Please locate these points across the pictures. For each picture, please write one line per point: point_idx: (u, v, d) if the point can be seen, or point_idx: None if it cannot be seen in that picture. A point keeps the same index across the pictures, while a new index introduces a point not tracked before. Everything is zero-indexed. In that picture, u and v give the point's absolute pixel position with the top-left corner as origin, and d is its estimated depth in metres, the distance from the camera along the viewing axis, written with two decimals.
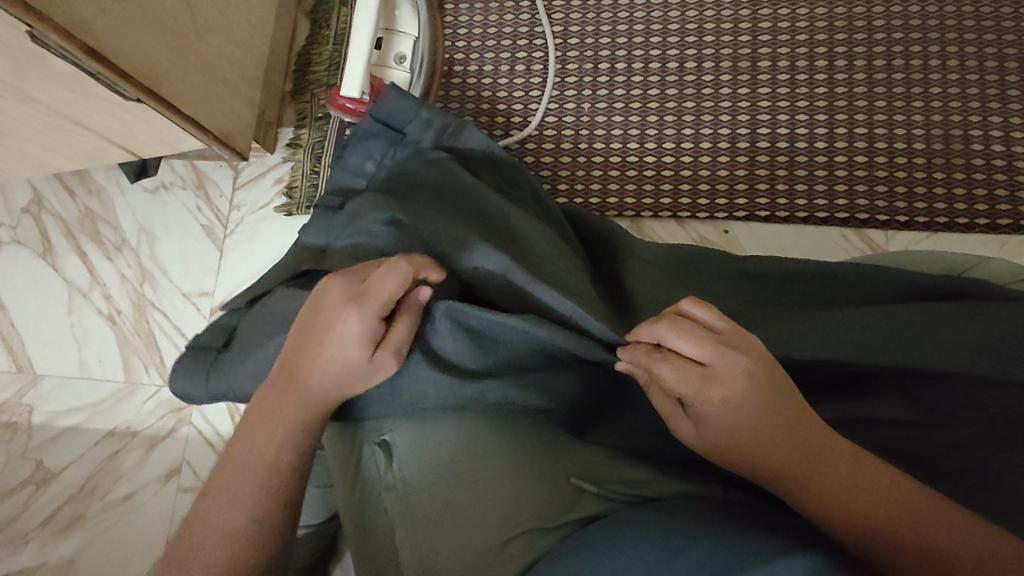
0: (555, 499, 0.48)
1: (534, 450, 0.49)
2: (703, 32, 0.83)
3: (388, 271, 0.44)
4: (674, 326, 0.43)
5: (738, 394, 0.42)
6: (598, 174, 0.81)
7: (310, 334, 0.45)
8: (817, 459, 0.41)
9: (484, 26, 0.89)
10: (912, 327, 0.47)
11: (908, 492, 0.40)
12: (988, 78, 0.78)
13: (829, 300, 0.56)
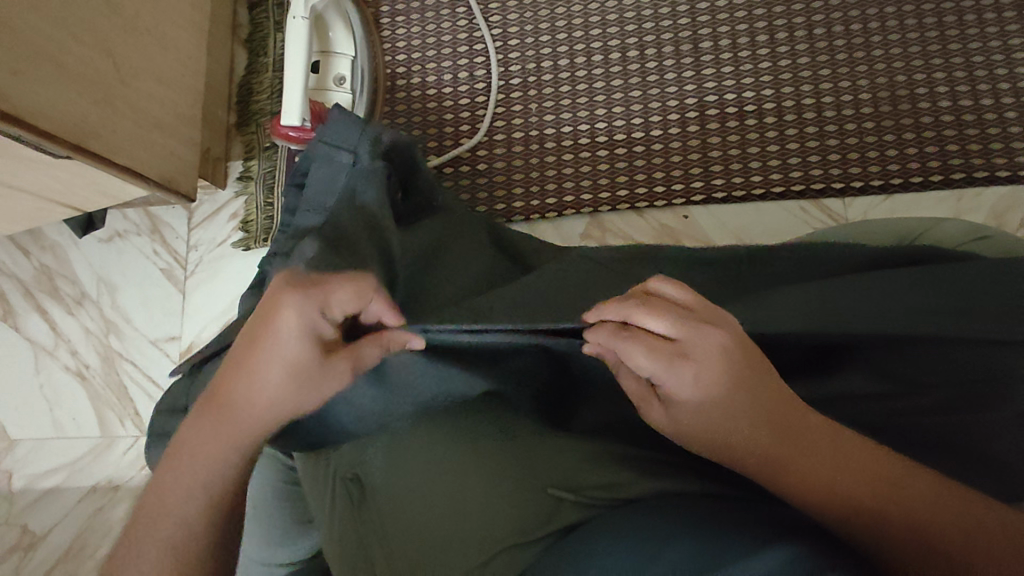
0: (532, 512, 0.47)
1: (505, 463, 0.49)
2: (642, 19, 0.82)
3: (346, 283, 0.43)
4: (644, 303, 0.41)
5: (710, 373, 0.41)
6: (553, 173, 0.80)
7: (259, 316, 0.45)
8: (797, 443, 0.40)
9: (423, 37, 0.88)
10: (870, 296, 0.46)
11: (891, 467, 0.39)
12: (929, 35, 0.78)
13: (788, 275, 0.55)
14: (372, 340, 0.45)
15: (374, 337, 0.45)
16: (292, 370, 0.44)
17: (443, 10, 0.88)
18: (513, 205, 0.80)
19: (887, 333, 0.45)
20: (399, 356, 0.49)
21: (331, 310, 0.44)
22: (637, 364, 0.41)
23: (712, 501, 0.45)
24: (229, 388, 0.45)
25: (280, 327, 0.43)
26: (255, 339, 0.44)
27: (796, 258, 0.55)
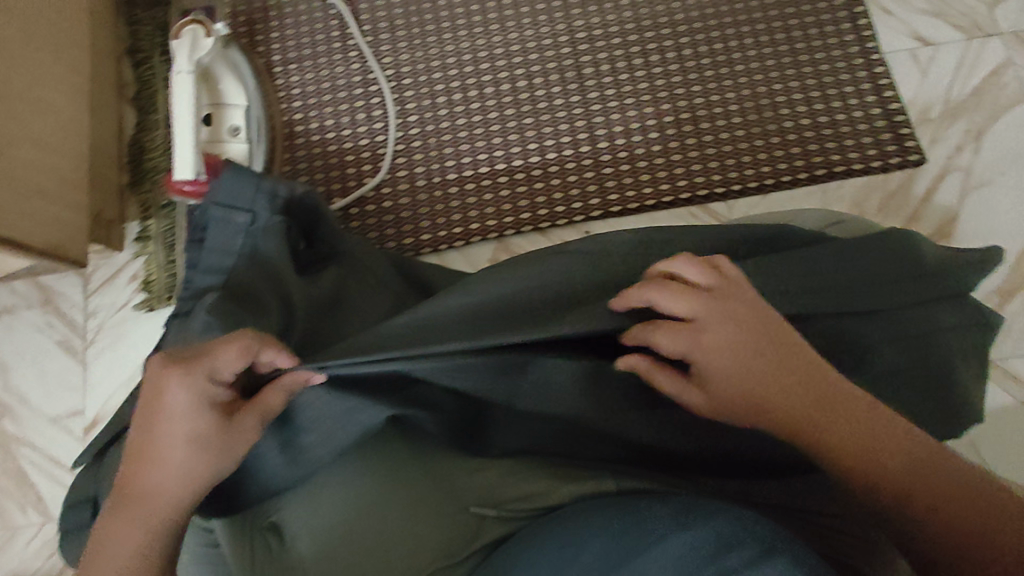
0: (459, 532, 0.50)
1: (431, 490, 0.52)
2: (528, 51, 0.87)
3: (226, 342, 0.44)
4: (664, 286, 0.47)
5: (722, 337, 0.47)
6: (457, 203, 0.83)
7: (148, 404, 0.44)
8: (835, 414, 0.45)
9: (318, 83, 0.89)
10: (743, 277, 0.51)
11: (914, 443, 0.45)
12: (781, 49, 0.87)
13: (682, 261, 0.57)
14: (272, 389, 0.45)
15: (273, 386, 0.45)
16: (198, 445, 0.44)
17: (336, 55, 0.90)
18: (422, 238, 0.82)
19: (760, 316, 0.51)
20: (309, 395, 0.47)
21: (219, 373, 0.44)
22: (665, 349, 0.46)
23: (623, 498, 0.48)
24: (135, 482, 0.43)
25: (171, 407, 0.43)
26: (150, 426, 0.44)
27: (686, 244, 0.58)
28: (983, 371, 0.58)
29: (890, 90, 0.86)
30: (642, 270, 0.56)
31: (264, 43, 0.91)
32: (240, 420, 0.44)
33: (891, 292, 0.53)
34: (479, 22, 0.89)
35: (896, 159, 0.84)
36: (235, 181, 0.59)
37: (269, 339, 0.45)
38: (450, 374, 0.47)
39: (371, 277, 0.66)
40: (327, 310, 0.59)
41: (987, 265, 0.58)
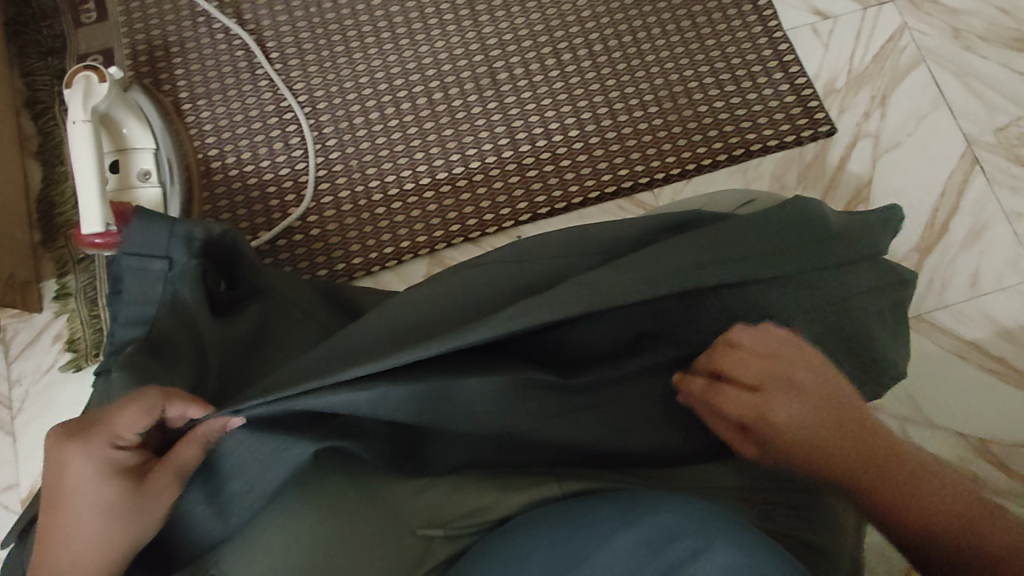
0: (408, 558, 0.47)
1: (376, 515, 0.48)
2: (440, 63, 0.88)
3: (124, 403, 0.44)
4: (763, 338, 0.48)
5: (789, 407, 0.47)
6: (385, 223, 0.82)
7: (53, 478, 0.44)
8: (854, 447, 0.46)
9: (230, 115, 0.87)
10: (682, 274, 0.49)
11: (916, 466, 0.46)
12: (687, 36, 0.89)
13: (600, 259, 0.57)
14: (185, 441, 0.44)
15: (186, 439, 0.45)
16: (111, 515, 0.43)
17: (246, 86, 0.88)
18: (354, 262, 0.81)
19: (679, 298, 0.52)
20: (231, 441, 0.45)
21: (121, 436, 0.44)
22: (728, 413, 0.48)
23: (574, 500, 0.48)
24: (49, 559, 0.42)
25: (74, 479, 0.43)
26: (58, 499, 0.43)
27: (602, 239, 0.58)
28: (901, 331, 0.60)
29: (796, 66, 0.88)
30: (565, 266, 0.56)
31: (169, 81, 0.88)
32: (153, 480, 0.44)
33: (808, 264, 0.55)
34: (388, 38, 0.89)
35: (808, 131, 0.86)
36: (147, 229, 0.57)
37: (172, 393, 0.45)
38: (376, 403, 0.44)
39: (298, 309, 0.65)
40: (251, 351, 0.58)
41: (891, 221, 0.60)
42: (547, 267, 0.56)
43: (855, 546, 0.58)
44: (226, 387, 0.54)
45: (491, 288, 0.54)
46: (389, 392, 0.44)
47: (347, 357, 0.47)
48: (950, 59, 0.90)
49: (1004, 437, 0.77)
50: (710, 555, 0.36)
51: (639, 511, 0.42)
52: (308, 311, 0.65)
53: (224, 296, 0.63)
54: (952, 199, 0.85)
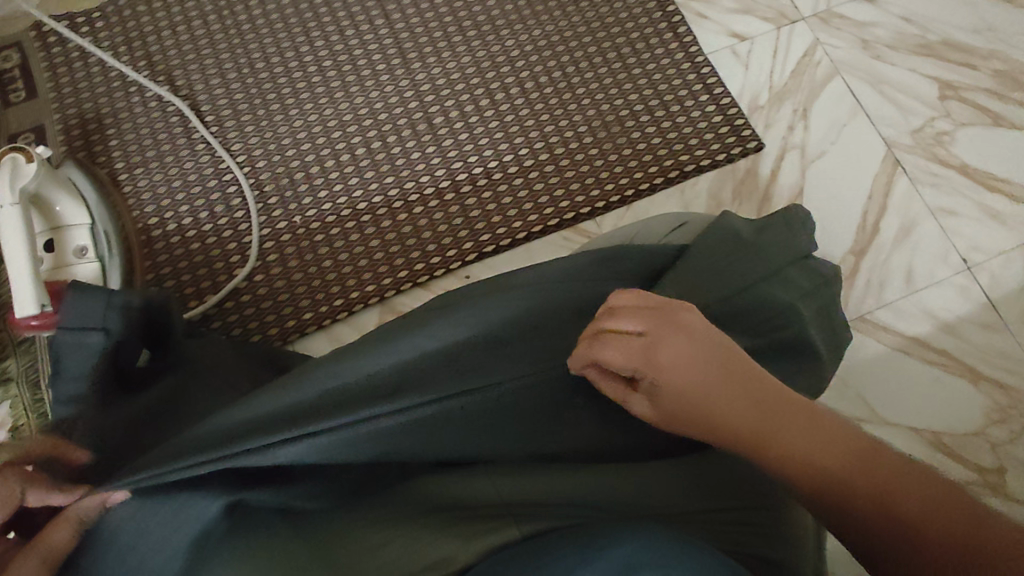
0: None
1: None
2: (376, 113, 0.89)
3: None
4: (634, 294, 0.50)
5: (678, 350, 0.47)
6: (333, 276, 0.82)
7: None
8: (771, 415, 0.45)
9: (168, 183, 0.87)
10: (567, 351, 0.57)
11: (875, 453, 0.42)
12: (614, 67, 0.92)
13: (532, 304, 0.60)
14: (55, 524, 0.45)
15: (57, 523, 0.45)
16: None
17: (182, 151, 0.88)
18: (304, 317, 0.81)
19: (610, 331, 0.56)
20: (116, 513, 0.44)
21: None
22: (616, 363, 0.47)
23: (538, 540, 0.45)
24: None
25: None
26: None
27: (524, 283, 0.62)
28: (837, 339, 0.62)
29: (720, 87, 0.92)
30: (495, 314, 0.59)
31: (104, 152, 0.88)
32: (18, 567, 0.44)
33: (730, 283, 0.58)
34: (323, 92, 0.90)
35: (737, 148, 0.89)
36: (83, 300, 0.57)
37: (48, 474, 0.48)
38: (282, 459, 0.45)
39: (223, 373, 0.66)
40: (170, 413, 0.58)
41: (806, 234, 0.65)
42: (469, 323, 0.58)
43: (816, 557, 0.58)
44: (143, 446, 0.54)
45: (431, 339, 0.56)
46: (300, 451, 0.45)
47: (254, 421, 0.47)
48: (863, 68, 0.95)
49: (954, 426, 0.79)
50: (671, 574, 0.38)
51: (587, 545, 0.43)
52: (225, 372, 0.66)
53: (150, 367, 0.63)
54: (880, 200, 0.88)
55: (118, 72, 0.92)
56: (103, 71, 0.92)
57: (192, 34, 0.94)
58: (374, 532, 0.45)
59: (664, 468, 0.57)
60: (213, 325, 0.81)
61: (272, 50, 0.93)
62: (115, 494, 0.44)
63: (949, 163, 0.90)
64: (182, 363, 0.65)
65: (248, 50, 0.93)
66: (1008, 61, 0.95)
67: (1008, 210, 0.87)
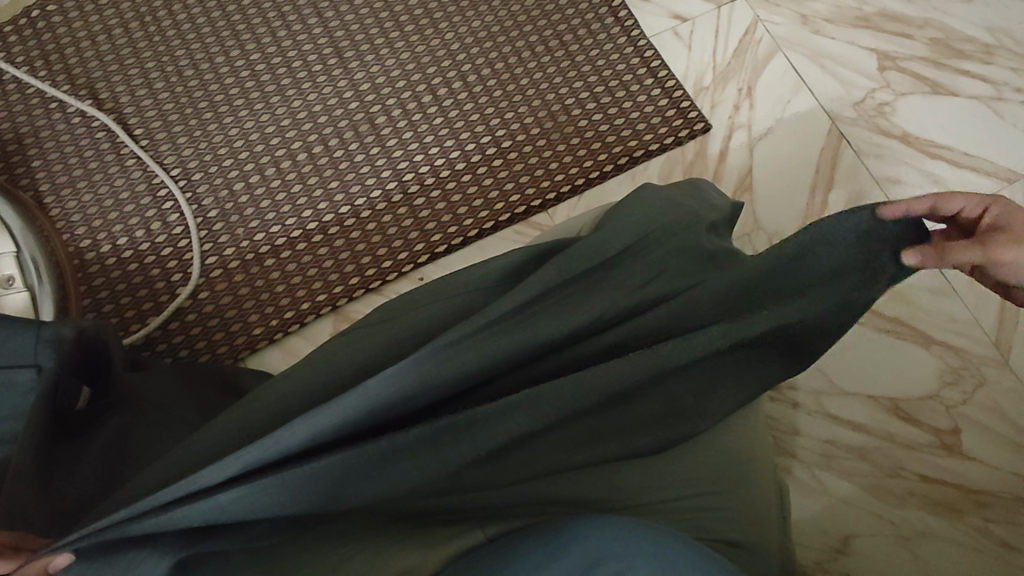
0: None
1: None
2: (315, 115, 0.86)
3: None
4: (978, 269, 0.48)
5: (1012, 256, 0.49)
6: (282, 287, 0.80)
7: None
8: None
9: (98, 202, 0.83)
10: (521, 322, 0.50)
11: None
12: (558, 55, 0.91)
13: (478, 301, 0.56)
14: None
15: None
16: None
17: (112, 168, 0.84)
18: (254, 333, 0.78)
19: (567, 325, 0.51)
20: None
21: None
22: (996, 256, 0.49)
23: (498, 540, 0.47)
24: None
25: None
26: None
27: (474, 280, 0.58)
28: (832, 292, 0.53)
29: (664, 70, 0.91)
30: (440, 316, 0.56)
31: (26, 174, 0.83)
32: None
33: (659, 261, 0.58)
34: (258, 98, 0.87)
35: (685, 131, 0.89)
36: (9, 338, 0.55)
37: None
38: (219, 512, 0.41)
39: (170, 401, 0.63)
40: (117, 455, 0.55)
41: (727, 218, 0.67)
42: (413, 329, 0.55)
43: (780, 531, 0.59)
44: (86, 496, 0.51)
45: (367, 356, 0.53)
46: (235, 502, 0.41)
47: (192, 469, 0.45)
48: (804, 43, 0.95)
49: (909, 391, 0.80)
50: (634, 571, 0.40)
51: (552, 540, 0.43)
52: (176, 400, 0.64)
53: (84, 410, 0.59)
54: (827, 174, 0.89)
55: (36, 88, 0.87)
56: (20, 88, 0.87)
57: (115, 44, 0.89)
58: (338, 548, 0.45)
59: (638, 462, 0.55)
60: (158, 348, 0.77)
61: (200, 56, 0.89)
62: (55, 559, 0.44)
63: (892, 134, 0.91)
64: (121, 402, 0.61)
65: (174, 56, 0.89)
66: (943, 29, 0.96)
67: (951, 176, 0.89)
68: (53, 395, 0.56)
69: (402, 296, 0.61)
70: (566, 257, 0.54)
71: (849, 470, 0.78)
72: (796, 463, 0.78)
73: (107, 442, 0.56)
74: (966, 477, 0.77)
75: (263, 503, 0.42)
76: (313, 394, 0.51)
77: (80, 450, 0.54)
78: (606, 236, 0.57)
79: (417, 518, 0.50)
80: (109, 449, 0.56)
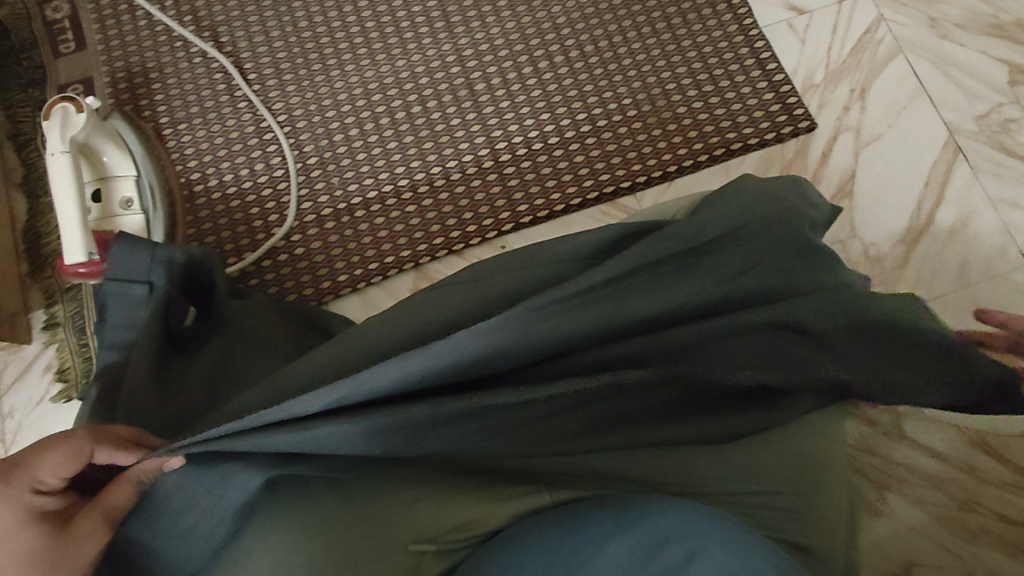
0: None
1: (366, 532, 0.47)
2: (417, 77, 0.88)
3: (52, 449, 0.44)
4: None
5: None
6: (369, 238, 0.83)
7: None
8: None
9: (210, 139, 0.87)
10: (609, 297, 0.50)
11: None
12: (663, 38, 0.89)
13: (569, 272, 0.57)
14: (117, 484, 0.45)
15: (118, 481, 0.45)
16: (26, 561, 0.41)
17: (225, 109, 0.89)
18: (339, 279, 0.81)
19: (652, 307, 0.52)
20: (166, 480, 0.46)
21: (42, 481, 0.44)
22: None
23: (565, 507, 0.49)
24: None
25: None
26: None
27: (566, 251, 0.58)
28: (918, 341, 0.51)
29: (773, 63, 0.88)
30: (531, 283, 0.56)
31: (149, 106, 0.89)
32: (79, 525, 0.43)
33: (752, 253, 0.57)
34: (365, 54, 0.90)
35: (787, 129, 0.86)
36: (128, 253, 0.59)
37: (106, 438, 0.46)
38: (311, 443, 0.44)
39: (263, 331, 0.67)
40: (218, 375, 0.59)
41: (825, 220, 0.65)
42: (498, 291, 0.56)
43: (848, 545, 0.57)
44: (191, 409, 0.55)
45: (456, 312, 0.55)
46: (325, 436, 0.44)
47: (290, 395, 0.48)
48: (927, 48, 0.90)
49: (997, 427, 0.76)
50: (708, 556, 0.40)
51: (625, 515, 0.44)
52: (268, 331, 0.67)
53: (189, 329, 0.64)
54: (936, 188, 0.84)
55: (164, 27, 0.92)
56: (150, 25, 0.92)
57: None
58: (408, 488, 0.49)
59: (711, 451, 0.55)
60: (251, 282, 0.82)
61: (315, 9, 0.92)
62: (167, 460, 0.45)
63: (1014, 153, 0.85)
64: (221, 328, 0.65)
65: (291, 7, 0.92)
66: None
67: None
68: (166, 312, 0.60)
69: (492, 259, 0.62)
70: (659, 238, 0.54)
71: (919, 498, 0.75)
72: (864, 481, 0.76)
73: (208, 362, 0.60)
74: None
75: (353, 439, 0.44)
76: (401, 341, 0.53)
77: (186, 367, 0.58)
78: (704, 220, 0.56)
79: (488, 473, 0.52)
80: (211, 369, 0.59)
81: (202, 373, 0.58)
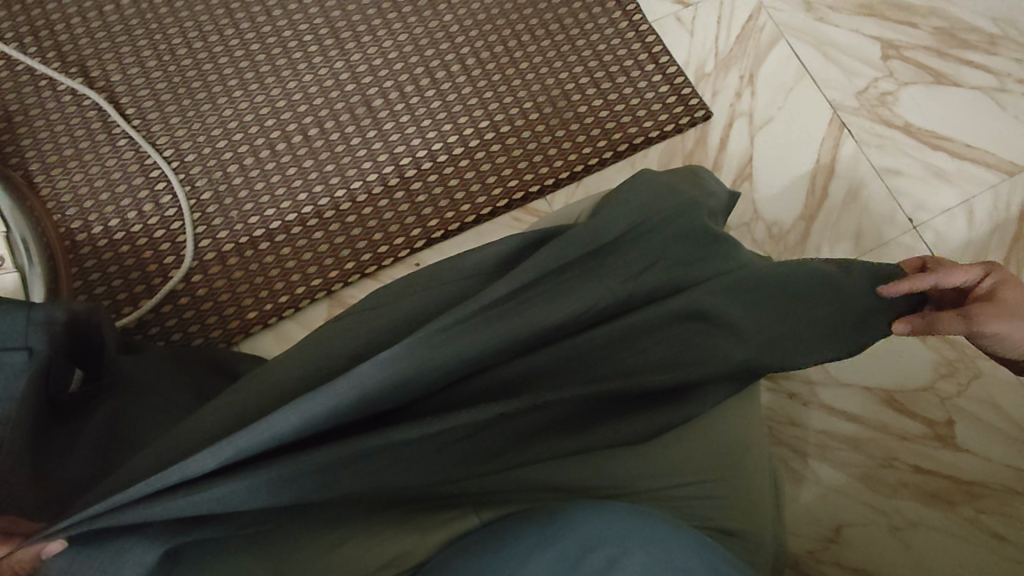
0: None
1: None
2: (311, 97, 0.85)
3: None
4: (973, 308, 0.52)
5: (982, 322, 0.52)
6: (277, 270, 0.79)
7: None
8: None
9: (90, 183, 0.81)
10: (514, 310, 0.50)
11: None
12: (557, 39, 0.90)
13: (475, 287, 0.56)
14: None
15: None
16: None
17: (103, 148, 0.83)
18: (248, 317, 0.77)
19: (559, 313, 0.51)
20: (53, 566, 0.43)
21: None
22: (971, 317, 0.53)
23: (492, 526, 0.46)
24: None
25: None
26: None
27: (471, 266, 0.57)
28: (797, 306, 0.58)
29: (665, 55, 0.90)
30: (438, 303, 0.55)
31: (15, 153, 0.82)
32: None
33: (656, 247, 0.57)
34: (252, 78, 0.86)
35: (684, 119, 0.88)
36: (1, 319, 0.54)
37: None
38: (208, 502, 0.41)
39: (162, 385, 0.63)
40: (109, 441, 0.55)
41: (724, 205, 0.66)
42: (407, 312, 0.54)
43: (774, 523, 0.59)
44: (77, 483, 0.51)
45: (361, 342, 0.53)
46: (223, 492, 0.41)
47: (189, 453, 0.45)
48: (806, 31, 0.94)
49: (905, 382, 0.81)
50: (627, 558, 0.40)
51: (551, 528, 0.42)
52: (167, 385, 0.64)
53: (76, 392, 0.58)
54: (828, 163, 0.88)
55: (25, 66, 0.85)
56: (10, 65, 0.85)
57: (106, 21, 0.87)
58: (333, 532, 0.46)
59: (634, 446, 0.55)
60: (151, 331, 0.77)
61: (193, 34, 0.87)
62: (47, 546, 0.43)
63: (894, 123, 0.90)
64: (112, 388, 0.60)
65: (167, 36, 0.87)
66: (947, 18, 0.95)
67: (951, 167, 0.88)
68: (46, 378, 0.54)
69: (399, 280, 0.60)
70: (567, 240, 0.53)
71: (841, 461, 0.78)
72: (790, 452, 0.78)
73: (96, 427, 0.56)
74: (960, 470, 0.77)
75: (256, 491, 0.41)
76: (304, 380, 0.51)
77: (71, 435, 0.54)
78: (603, 220, 0.55)
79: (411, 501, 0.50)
80: (100, 435, 0.55)
81: (91, 440, 0.54)
